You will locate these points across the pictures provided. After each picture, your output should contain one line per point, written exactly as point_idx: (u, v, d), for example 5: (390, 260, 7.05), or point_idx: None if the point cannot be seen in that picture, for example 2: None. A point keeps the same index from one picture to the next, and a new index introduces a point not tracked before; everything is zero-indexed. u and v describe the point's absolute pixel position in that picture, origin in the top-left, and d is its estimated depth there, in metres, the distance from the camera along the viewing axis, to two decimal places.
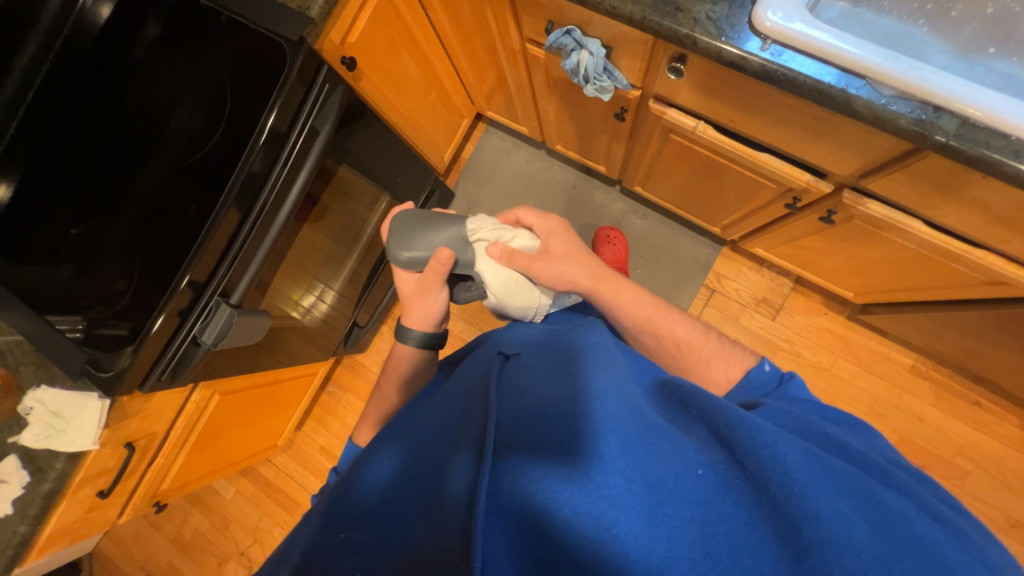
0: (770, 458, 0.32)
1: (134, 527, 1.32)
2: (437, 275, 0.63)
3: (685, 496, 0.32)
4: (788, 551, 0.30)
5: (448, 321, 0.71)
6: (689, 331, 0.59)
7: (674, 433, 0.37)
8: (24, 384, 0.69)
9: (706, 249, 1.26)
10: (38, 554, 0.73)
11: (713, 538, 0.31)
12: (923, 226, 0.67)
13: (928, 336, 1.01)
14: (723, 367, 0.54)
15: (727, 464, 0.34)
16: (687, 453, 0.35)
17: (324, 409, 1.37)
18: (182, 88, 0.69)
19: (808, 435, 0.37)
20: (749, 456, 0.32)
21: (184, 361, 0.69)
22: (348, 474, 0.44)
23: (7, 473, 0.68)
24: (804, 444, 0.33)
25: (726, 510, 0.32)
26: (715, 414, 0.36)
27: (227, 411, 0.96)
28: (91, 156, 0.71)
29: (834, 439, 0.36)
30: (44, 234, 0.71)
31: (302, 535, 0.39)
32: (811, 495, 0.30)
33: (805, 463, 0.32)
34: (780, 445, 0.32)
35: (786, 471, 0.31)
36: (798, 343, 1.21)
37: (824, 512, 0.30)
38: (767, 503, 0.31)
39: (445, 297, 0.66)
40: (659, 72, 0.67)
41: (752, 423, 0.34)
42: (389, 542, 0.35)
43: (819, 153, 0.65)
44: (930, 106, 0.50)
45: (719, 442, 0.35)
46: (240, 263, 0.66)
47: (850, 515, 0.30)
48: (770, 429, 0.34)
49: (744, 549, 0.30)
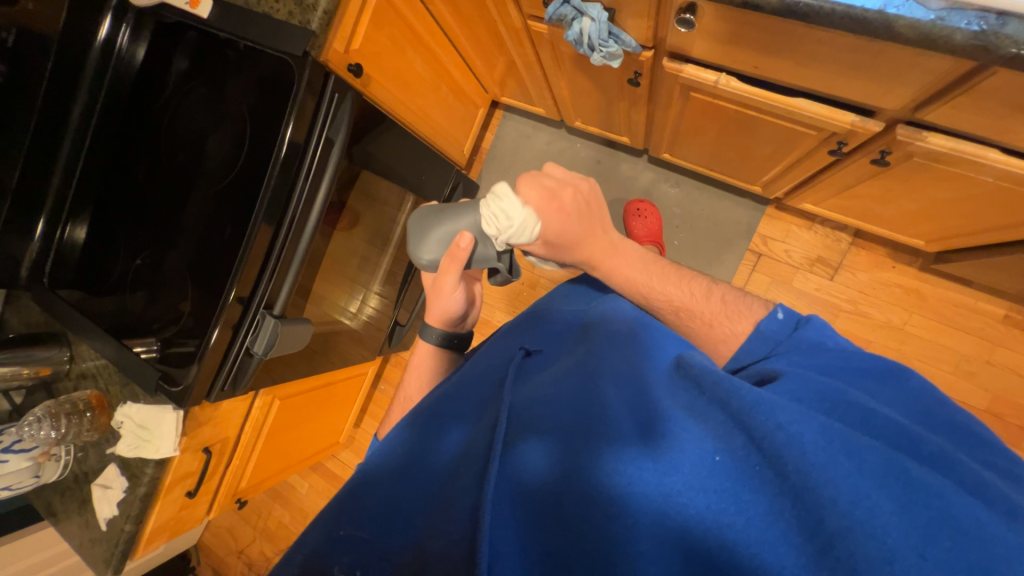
0: (787, 441, 0.29)
1: (228, 521, 1.47)
2: (454, 267, 0.61)
3: (700, 483, 0.31)
4: (812, 544, 0.27)
5: (471, 315, 0.69)
6: (688, 292, 0.55)
7: (686, 417, 0.35)
8: (115, 402, 0.79)
9: (747, 211, 1.17)
10: (145, 548, 0.83)
11: (730, 529, 0.29)
12: (1001, 154, 0.58)
13: (1020, 281, 0.89)
14: (729, 325, 0.50)
15: (746, 449, 0.31)
16: (701, 439, 0.33)
17: (379, 405, 1.44)
18: (210, 116, 0.73)
19: (832, 408, 0.34)
20: (766, 441, 0.30)
21: (242, 370, 0.75)
22: (365, 461, 0.45)
23: (111, 480, 0.78)
24: (826, 419, 0.30)
25: (745, 498, 0.30)
26: (728, 396, 0.33)
27: (289, 413, 1.04)
28: (143, 193, 0.78)
29: (860, 410, 0.33)
30: (114, 266, 0.80)
31: (309, 537, 0.38)
32: (833, 481, 0.27)
33: (827, 444, 0.29)
34: (798, 425, 0.30)
35: (804, 454, 0.28)
36: (863, 303, 1.11)
37: (847, 498, 0.27)
38: (788, 492, 0.29)
39: (461, 294, 0.64)
40: (670, 25, 0.62)
41: (767, 403, 0.31)
42: (396, 536, 0.36)
43: (862, 89, 0.58)
44: (992, 13, 0.43)
45: (735, 425, 0.32)
46: (278, 276, 0.70)
47: (878, 499, 0.27)
48: (786, 408, 0.31)
49: (764, 541, 0.28)
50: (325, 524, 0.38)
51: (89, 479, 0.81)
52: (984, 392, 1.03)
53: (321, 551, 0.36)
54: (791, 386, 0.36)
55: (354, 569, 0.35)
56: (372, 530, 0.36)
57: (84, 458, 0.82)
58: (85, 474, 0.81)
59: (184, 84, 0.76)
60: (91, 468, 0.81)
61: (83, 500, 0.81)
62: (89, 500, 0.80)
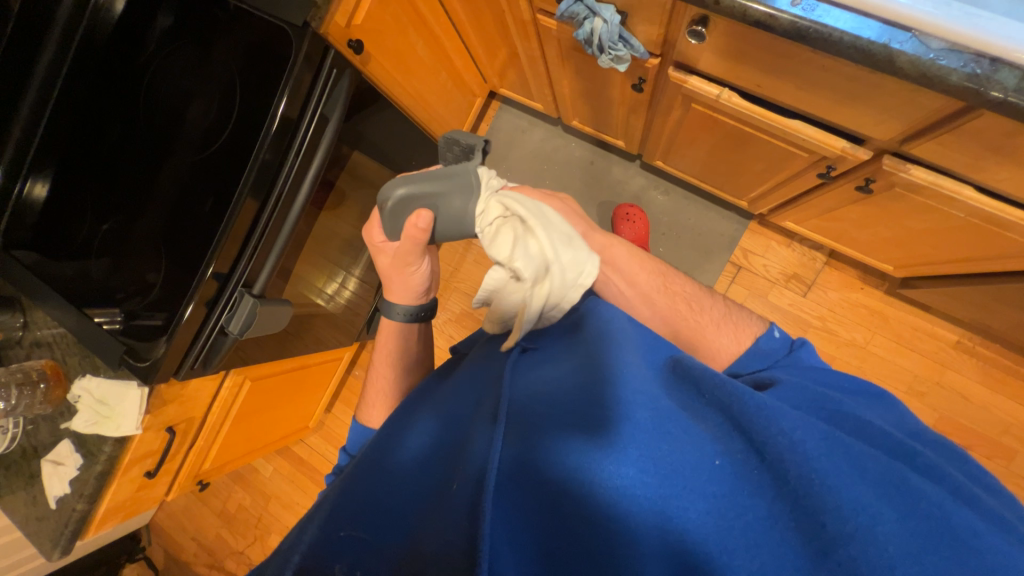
0: (788, 445, 0.31)
1: (184, 502, 1.41)
2: (418, 245, 0.60)
3: (702, 487, 0.32)
4: (811, 548, 0.29)
5: (434, 287, 0.69)
6: (693, 303, 0.58)
7: (685, 419, 0.36)
8: (72, 374, 0.75)
9: (731, 224, 1.20)
10: (97, 528, 0.79)
11: (731, 533, 0.30)
12: (975, 193, 0.61)
13: (973, 310, 0.95)
14: (732, 334, 0.53)
15: (745, 454, 0.33)
16: (702, 442, 0.34)
17: (351, 390, 1.42)
18: (194, 79, 0.69)
19: (828, 416, 0.36)
20: (768, 446, 0.32)
21: (215, 349, 0.72)
22: (359, 459, 0.45)
23: (64, 457, 0.74)
24: (827, 428, 0.33)
25: (744, 502, 0.31)
26: (730, 400, 0.35)
27: (258, 396, 1.00)
28: (116, 154, 0.73)
29: (853, 421, 0.35)
30: (78, 230, 0.75)
31: (304, 534, 0.39)
32: (835, 488, 0.29)
33: (828, 451, 0.31)
34: (799, 432, 0.32)
35: (805, 459, 0.30)
36: (831, 320, 1.16)
37: (849, 503, 0.29)
38: (787, 496, 0.30)
39: (425, 269, 0.65)
40: (680, 35, 0.62)
41: (770, 408, 0.33)
42: (392, 536, 0.36)
43: (856, 118, 0.60)
44: (986, 58, 0.45)
45: (735, 431, 0.34)
46: (260, 254, 0.67)
47: (879, 507, 0.29)
48: (789, 415, 0.33)
49: (762, 545, 0.30)
50: (322, 523, 0.38)
51: (39, 454, 0.76)
52: (931, 411, 1.10)
53: (318, 551, 0.36)
54: (791, 391, 0.39)
55: (354, 569, 0.35)
56: (370, 530, 0.37)
57: (35, 431, 0.77)
58: (34, 449, 0.77)
59: (168, 42, 0.71)
60: (41, 442, 0.76)
61: (31, 476, 0.76)
62: (37, 476, 0.76)
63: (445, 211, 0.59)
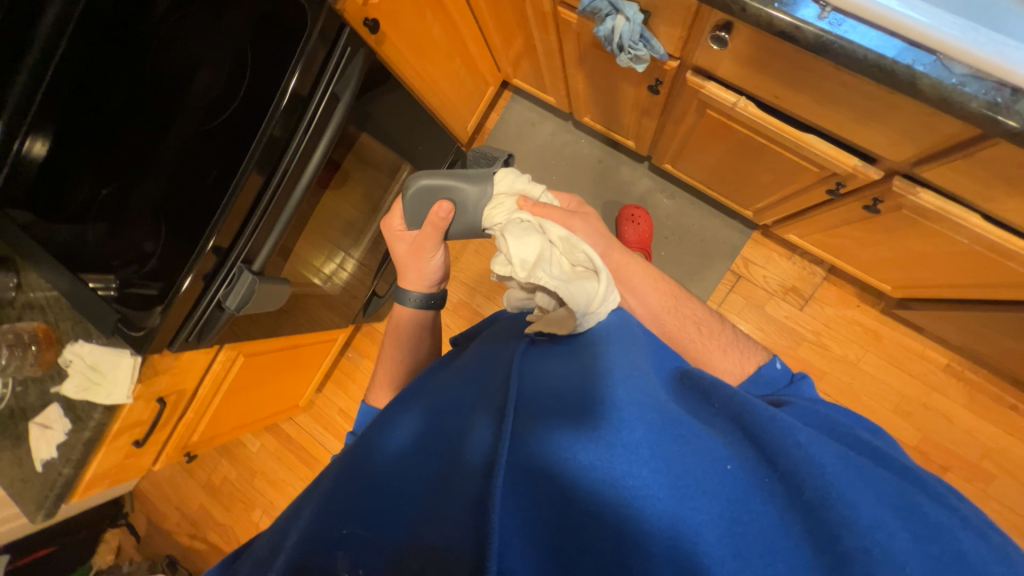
0: (804, 459, 0.32)
1: (169, 471, 1.42)
2: (435, 233, 0.63)
3: (715, 490, 0.32)
4: (824, 559, 0.29)
5: (447, 279, 0.71)
6: (703, 330, 0.58)
7: (697, 426, 0.37)
8: (64, 338, 0.74)
9: (734, 232, 1.20)
10: (82, 492, 0.79)
11: (743, 536, 0.30)
12: (981, 220, 0.61)
13: (966, 335, 0.96)
14: (737, 360, 0.53)
15: (756, 462, 0.34)
16: (714, 447, 0.35)
17: (343, 372, 1.42)
18: (204, 47, 0.67)
19: (841, 438, 0.37)
20: (783, 457, 0.33)
21: (210, 324, 0.71)
22: (361, 447, 0.45)
23: (52, 420, 0.74)
24: (842, 448, 0.34)
25: (757, 508, 0.32)
26: (741, 410, 0.36)
27: (251, 371, 0.99)
28: (119, 118, 0.71)
29: (866, 443, 0.36)
30: (77, 193, 0.74)
31: (299, 522, 0.38)
32: (851, 502, 0.30)
33: (843, 468, 0.32)
34: (816, 448, 0.33)
35: (822, 474, 0.31)
36: (825, 335, 1.17)
37: (864, 520, 0.29)
38: (801, 507, 0.31)
39: (442, 258, 0.66)
40: (702, 40, 0.62)
41: (784, 423, 0.34)
42: (391, 526, 0.36)
43: (871, 137, 0.60)
44: (1008, 87, 0.45)
45: (747, 439, 0.35)
46: (261, 231, 0.66)
47: (892, 526, 0.29)
48: (804, 431, 0.34)
49: (776, 551, 0.30)
50: (319, 513, 0.38)
51: (26, 417, 0.76)
52: (915, 431, 1.12)
53: (315, 542, 0.35)
54: (799, 412, 0.40)
55: (356, 568, 0.34)
56: (368, 525, 0.36)
57: (24, 393, 0.76)
58: (22, 411, 0.76)
59: (178, 6, 0.69)
60: (29, 404, 0.76)
61: (18, 438, 0.76)
62: (24, 438, 0.75)
63: (467, 201, 0.62)
